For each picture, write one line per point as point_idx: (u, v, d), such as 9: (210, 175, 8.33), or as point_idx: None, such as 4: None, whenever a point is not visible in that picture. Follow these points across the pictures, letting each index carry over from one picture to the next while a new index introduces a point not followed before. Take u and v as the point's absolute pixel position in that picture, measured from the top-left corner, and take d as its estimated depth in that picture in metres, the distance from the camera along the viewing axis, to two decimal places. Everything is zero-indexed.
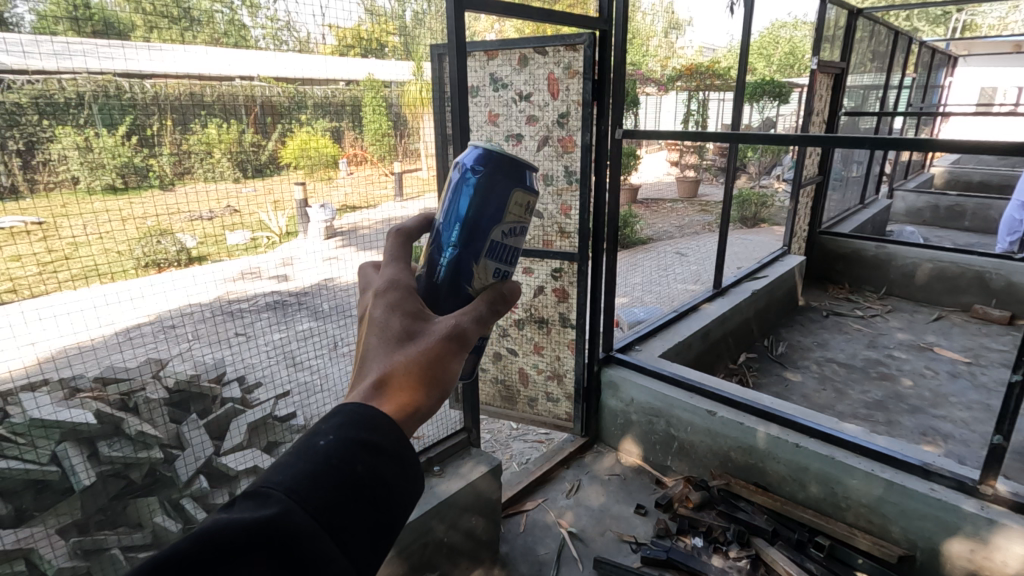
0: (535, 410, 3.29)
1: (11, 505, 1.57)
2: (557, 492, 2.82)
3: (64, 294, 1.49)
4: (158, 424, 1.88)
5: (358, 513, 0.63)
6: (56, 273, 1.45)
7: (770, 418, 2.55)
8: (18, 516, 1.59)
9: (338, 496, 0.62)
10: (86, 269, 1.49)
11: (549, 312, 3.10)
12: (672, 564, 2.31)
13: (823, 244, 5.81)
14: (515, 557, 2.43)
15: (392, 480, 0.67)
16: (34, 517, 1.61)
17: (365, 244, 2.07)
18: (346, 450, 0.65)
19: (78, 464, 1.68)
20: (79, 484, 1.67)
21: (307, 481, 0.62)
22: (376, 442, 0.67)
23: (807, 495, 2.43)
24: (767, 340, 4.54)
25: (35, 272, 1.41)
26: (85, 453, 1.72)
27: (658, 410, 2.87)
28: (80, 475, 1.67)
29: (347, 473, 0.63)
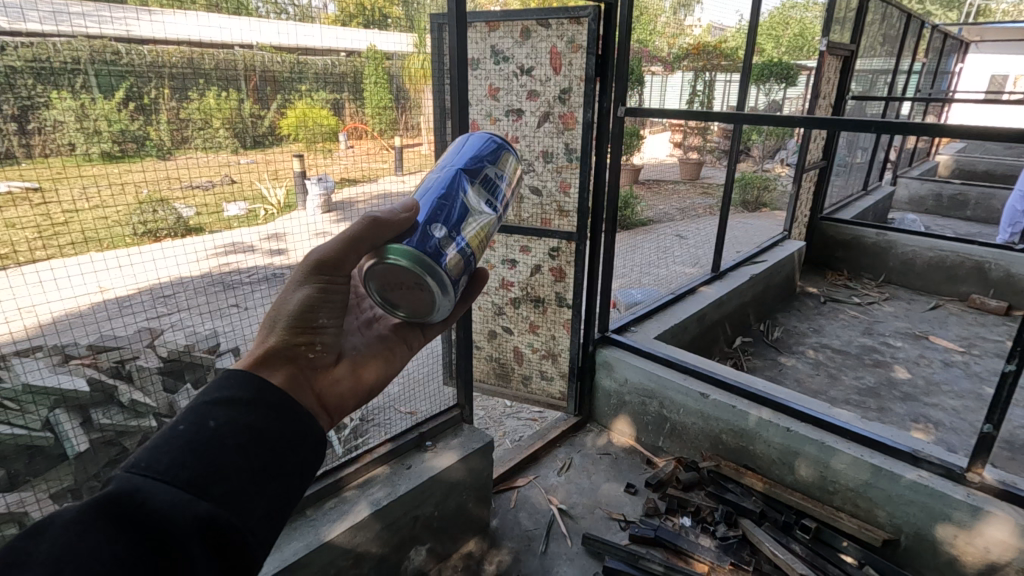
0: (529, 389, 3.29)
1: (4, 470, 1.56)
2: (549, 469, 2.84)
3: (58, 262, 1.43)
4: (150, 392, 1.84)
5: (220, 457, 0.64)
6: (48, 241, 1.40)
7: (761, 401, 2.56)
8: (11, 481, 1.58)
9: (194, 453, 0.63)
10: (77, 237, 1.44)
11: (546, 291, 3.06)
12: (660, 542, 2.34)
13: (824, 230, 5.78)
14: (503, 531, 2.46)
15: (258, 424, 0.70)
16: (26, 482, 1.60)
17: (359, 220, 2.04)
18: (198, 415, 0.67)
19: (72, 430, 1.66)
20: (72, 449, 1.68)
21: (156, 451, 0.63)
22: (233, 395, 0.71)
23: (796, 478, 2.44)
24: (763, 325, 4.53)
25: (28, 237, 1.36)
26: (78, 419, 1.68)
27: (651, 390, 2.86)
28: (73, 441, 1.68)
29: (201, 428, 0.66)
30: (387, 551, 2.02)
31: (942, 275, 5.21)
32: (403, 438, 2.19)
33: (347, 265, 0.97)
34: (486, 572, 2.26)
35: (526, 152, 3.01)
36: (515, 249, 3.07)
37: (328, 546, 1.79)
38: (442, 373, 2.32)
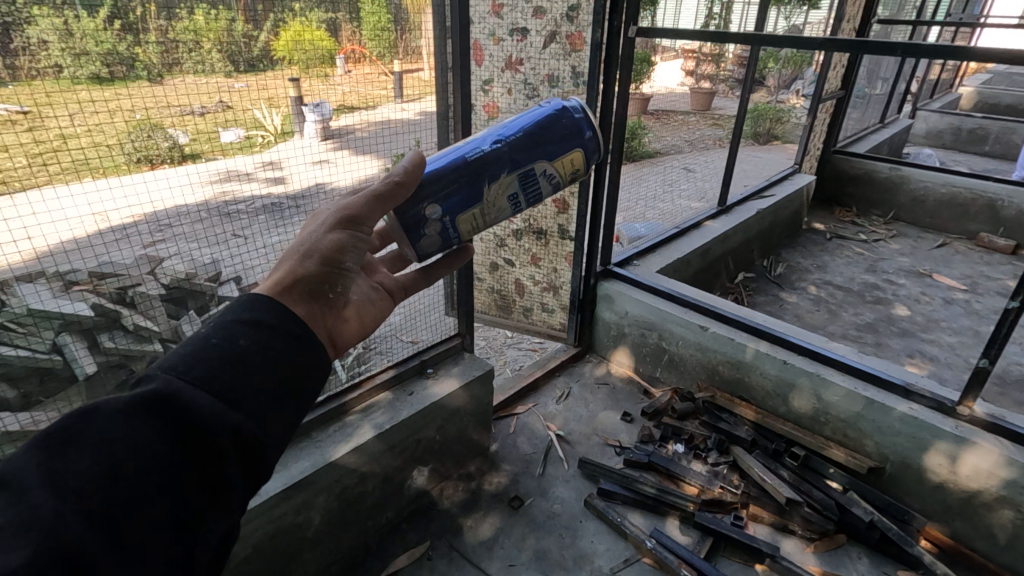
0: (529, 321, 3.30)
1: (18, 390, 1.58)
2: (548, 397, 2.92)
3: (58, 188, 1.40)
4: (153, 317, 1.78)
5: (249, 377, 0.64)
6: (46, 167, 1.37)
7: (760, 335, 2.57)
8: (25, 400, 1.60)
9: (225, 368, 0.63)
10: (76, 164, 1.40)
11: (548, 223, 3.01)
12: (653, 467, 2.44)
13: (836, 165, 5.62)
14: (503, 455, 2.56)
15: (283, 350, 0.69)
16: (40, 402, 1.62)
17: (361, 147, 1.91)
18: (228, 329, 0.66)
19: (78, 352, 1.64)
20: (82, 372, 1.66)
21: (190, 359, 0.63)
22: (259, 315, 0.69)
23: (789, 409, 2.49)
24: (767, 261, 4.50)
25: (25, 163, 1.33)
26: (85, 342, 1.66)
27: (651, 323, 2.89)
28: (82, 365, 1.65)
29: (231, 345, 0.65)
30: (390, 471, 2.10)
31: (953, 212, 5.11)
32: (406, 363, 2.23)
33: (373, 218, 0.95)
34: (486, 492, 2.37)
35: (531, 76, 2.87)
36: None
37: (333, 465, 1.86)
38: (443, 303, 2.31)
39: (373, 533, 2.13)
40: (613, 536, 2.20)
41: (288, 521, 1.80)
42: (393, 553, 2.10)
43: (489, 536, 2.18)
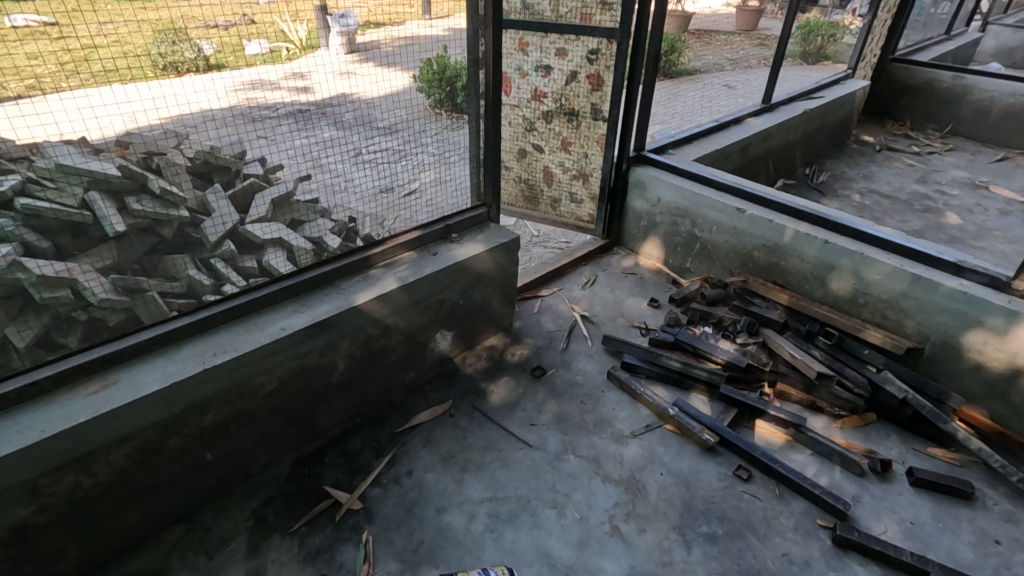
0: (557, 213, 3.18)
1: (51, 242, 1.65)
2: (573, 283, 2.87)
3: (90, 95, 1.34)
4: (180, 185, 1.76)
5: None
6: (76, 71, 1.30)
7: (801, 217, 2.47)
8: (59, 254, 1.66)
9: None
10: (106, 70, 1.34)
11: (581, 103, 2.83)
12: (679, 346, 2.38)
13: (893, 74, 5.20)
14: (526, 331, 2.54)
15: None
16: (73, 256, 1.67)
17: (384, 61, 1.76)
18: None
19: (108, 211, 1.71)
20: (111, 229, 1.71)
21: None
22: None
23: (826, 292, 2.40)
24: (809, 169, 4.26)
25: (55, 67, 1.28)
26: (113, 204, 1.71)
27: (684, 210, 2.78)
28: (113, 221, 1.71)
29: None
30: (413, 329, 2.10)
31: (1019, 125, 4.73)
32: (430, 227, 2.21)
33: None
34: (508, 362, 2.37)
35: None
36: (551, 54, 2.79)
37: (355, 312, 1.87)
38: (468, 166, 2.23)
39: (396, 391, 2.16)
40: (635, 405, 2.19)
41: (312, 361, 1.83)
42: (415, 409, 2.13)
43: (511, 400, 2.19)
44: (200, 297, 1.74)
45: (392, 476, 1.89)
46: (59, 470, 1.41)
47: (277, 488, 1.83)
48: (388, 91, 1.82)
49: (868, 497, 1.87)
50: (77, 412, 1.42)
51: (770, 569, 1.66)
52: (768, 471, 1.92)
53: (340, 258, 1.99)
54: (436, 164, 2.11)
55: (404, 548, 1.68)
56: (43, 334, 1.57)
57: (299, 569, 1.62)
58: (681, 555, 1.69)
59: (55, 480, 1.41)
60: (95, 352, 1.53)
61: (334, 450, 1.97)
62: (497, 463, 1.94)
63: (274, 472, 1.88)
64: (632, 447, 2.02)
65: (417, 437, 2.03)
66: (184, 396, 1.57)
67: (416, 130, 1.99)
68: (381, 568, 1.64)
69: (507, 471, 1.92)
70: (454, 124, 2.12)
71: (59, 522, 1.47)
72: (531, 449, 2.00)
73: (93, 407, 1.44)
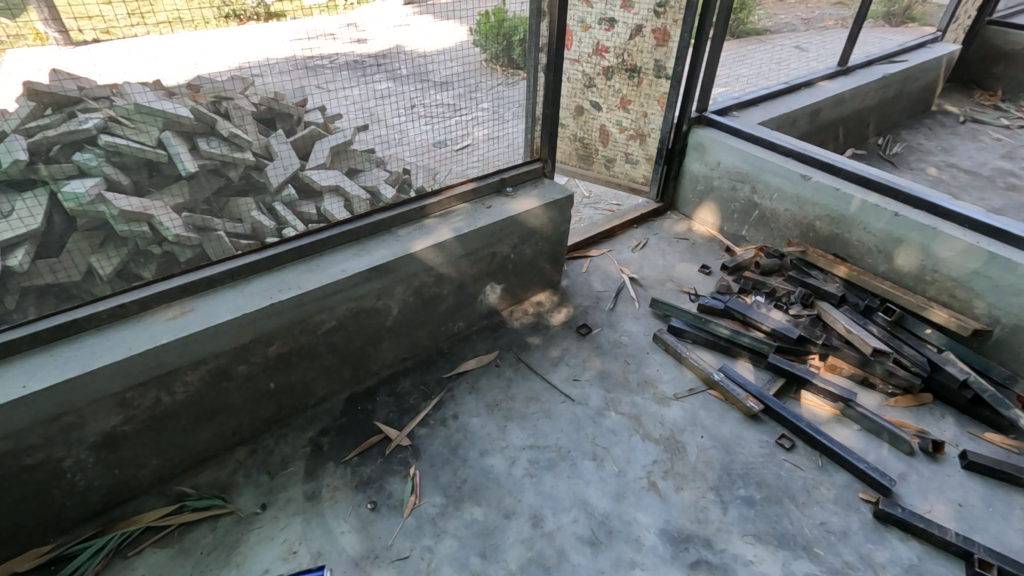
0: (611, 173, 3.12)
1: (129, 179, 1.49)
2: (623, 245, 2.85)
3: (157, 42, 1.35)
4: (247, 130, 1.61)
5: None
6: (144, 17, 1.32)
7: (871, 187, 2.36)
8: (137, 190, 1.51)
9: None
10: (172, 16, 1.35)
11: (644, 60, 2.72)
12: (728, 313, 2.35)
13: (987, 38, 4.77)
14: (573, 290, 2.55)
15: None
16: (151, 194, 1.52)
17: (442, 14, 1.77)
18: None
19: (182, 151, 1.52)
20: (184, 170, 1.54)
21: None
22: None
23: (891, 267, 2.31)
24: (882, 140, 4.01)
25: (125, 13, 1.29)
26: (185, 145, 1.52)
27: (745, 175, 2.69)
28: (186, 162, 1.53)
29: None
30: (463, 280, 2.15)
31: None
32: (486, 179, 2.23)
33: None
34: (554, 319, 2.39)
35: None
36: (616, 6, 2.69)
37: (411, 259, 1.93)
38: (525, 120, 2.22)
39: (444, 338, 2.23)
40: (680, 369, 2.19)
41: (369, 303, 1.91)
42: (463, 357, 2.20)
43: (555, 355, 2.23)
44: (262, 239, 1.77)
45: (439, 418, 1.98)
46: (143, 386, 1.54)
47: (332, 421, 1.95)
48: (442, 44, 1.82)
49: (915, 475, 1.84)
50: (159, 334, 1.55)
51: (806, 536, 1.67)
52: (812, 442, 1.91)
53: (398, 206, 2.04)
54: (488, 120, 2.11)
55: (448, 484, 1.78)
56: (122, 266, 1.56)
57: (351, 494, 1.74)
58: (717, 515, 1.72)
59: (139, 394, 1.55)
60: (173, 282, 1.65)
61: (385, 389, 2.07)
62: (539, 414, 2.00)
63: (330, 406, 2.00)
64: (674, 409, 2.04)
65: (463, 384, 2.10)
66: (252, 328, 1.67)
67: (470, 85, 1.99)
68: (426, 500, 1.73)
69: (549, 422, 1.97)
70: (509, 81, 2.09)
71: (142, 433, 1.62)
72: (573, 403, 2.04)
73: (173, 331, 1.56)
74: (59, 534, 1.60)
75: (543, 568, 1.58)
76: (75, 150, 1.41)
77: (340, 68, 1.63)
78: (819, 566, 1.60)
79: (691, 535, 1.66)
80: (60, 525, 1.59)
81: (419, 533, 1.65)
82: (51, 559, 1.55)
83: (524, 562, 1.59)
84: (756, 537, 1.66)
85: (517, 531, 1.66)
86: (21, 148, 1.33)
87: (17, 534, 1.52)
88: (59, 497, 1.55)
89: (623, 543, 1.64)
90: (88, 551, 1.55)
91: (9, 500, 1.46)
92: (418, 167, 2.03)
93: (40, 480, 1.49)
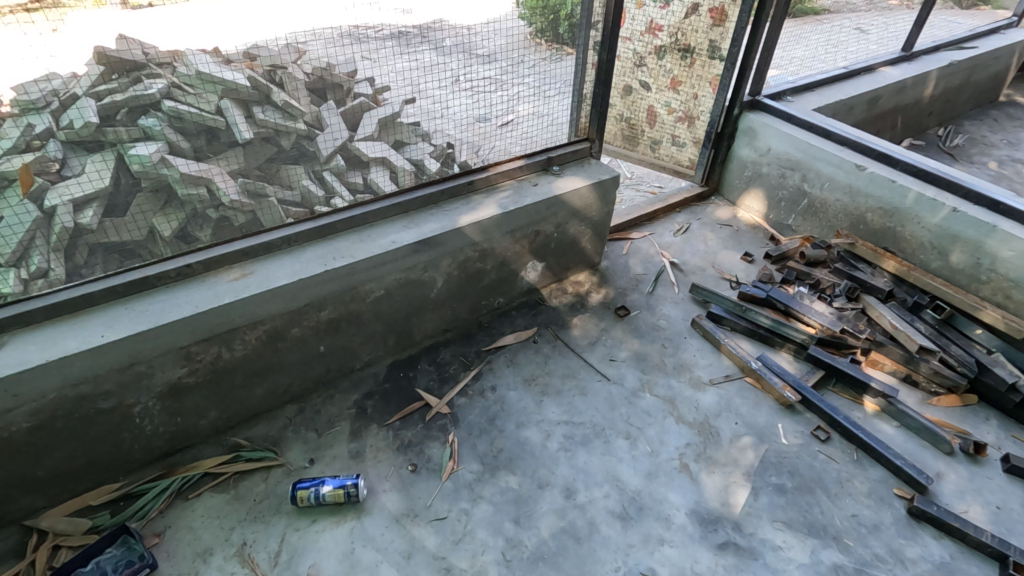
0: (656, 155, 3.09)
1: (188, 143, 1.48)
2: (664, 229, 2.83)
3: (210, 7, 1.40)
4: (299, 99, 1.59)
5: None
6: None
7: (930, 180, 2.29)
8: (196, 155, 1.50)
9: None
10: None
11: (698, 39, 2.65)
12: (770, 303, 2.33)
13: None
14: (612, 271, 2.56)
15: None
16: (208, 158, 1.52)
17: None
18: None
19: (239, 118, 1.51)
20: (241, 137, 1.53)
21: None
22: None
23: (944, 265, 2.26)
24: (943, 130, 3.84)
25: None
26: (243, 113, 1.52)
27: (796, 162, 2.63)
28: (242, 129, 1.53)
29: None
30: (506, 256, 2.19)
31: None
32: (533, 158, 2.25)
33: None
34: (592, 299, 2.42)
35: None
36: None
37: (458, 233, 1.98)
38: (574, 99, 2.22)
39: (485, 313, 2.29)
40: (717, 355, 2.20)
41: (416, 275, 1.97)
42: (502, 332, 2.25)
43: (593, 334, 2.26)
44: (311, 207, 1.82)
45: (477, 389, 2.04)
46: (206, 342, 1.64)
47: (376, 385, 2.03)
48: (486, 17, 1.83)
49: (953, 475, 1.82)
50: (223, 294, 1.64)
51: (836, 526, 1.68)
52: (849, 436, 1.90)
53: (445, 181, 2.08)
54: (531, 96, 2.10)
55: (485, 453, 1.84)
56: (180, 228, 1.61)
57: (393, 456, 1.83)
58: (747, 500, 1.74)
59: (203, 349, 1.65)
60: (236, 245, 1.73)
61: (427, 358, 2.14)
62: (575, 391, 2.04)
63: (374, 371, 2.08)
64: (709, 394, 2.05)
65: (501, 358, 2.15)
66: (307, 292, 1.75)
67: (514, 60, 1.98)
68: (463, 466, 1.81)
69: (584, 399, 2.01)
70: (554, 57, 2.06)
71: (203, 386, 1.72)
72: (608, 382, 2.08)
73: (234, 292, 1.64)
74: (127, 474, 1.72)
75: (574, 537, 1.64)
76: (141, 115, 1.41)
77: (386, 38, 1.66)
78: (848, 557, 1.62)
79: (720, 518, 1.70)
80: (128, 465, 1.71)
81: (456, 497, 1.73)
82: (120, 495, 1.68)
83: (556, 531, 1.65)
84: (786, 524, 1.69)
85: (550, 501, 1.72)
86: (92, 109, 1.34)
87: (91, 471, 1.65)
88: (128, 440, 1.67)
89: (653, 520, 1.68)
90: (153, 490, 1.68)
91: (86, 439, 1.59)
92: (461, 142, 2.03)
93: (112, 423, 1.61)
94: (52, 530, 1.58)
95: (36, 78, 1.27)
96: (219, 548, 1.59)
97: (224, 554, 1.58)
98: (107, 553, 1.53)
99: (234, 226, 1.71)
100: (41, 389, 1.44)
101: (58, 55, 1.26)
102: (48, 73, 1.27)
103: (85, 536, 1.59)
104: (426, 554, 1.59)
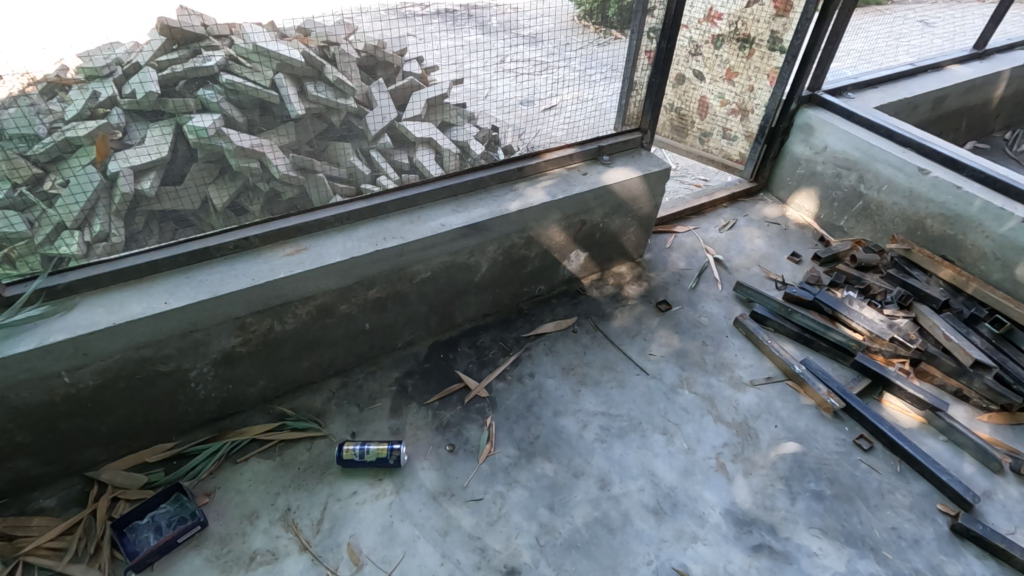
0: (704, 147, 2.97)
1: (243, 117, 1.48)
2: (710, 224, 2.78)
3: None
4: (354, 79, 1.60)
5: None
6: None
7: (997, 189, 2.20)
8: (251, 129, 1.51)
9: None
10: None
11: (758, 30, 2.54)
12: (817, 306, 2.28)
13: None
14: (655, 264, 2.54)
15: None
16: (262, 132, 1.53)
17: None
18: None
19: (291, 94, 1.52)
20: (293, 113, 1.54)
21: None
22: None
23: (1006, 277, 2.18)
24: (1010, 134, 3.65)
25: None
26: (296, 88, 1.52)
27: (853, 162, 2.54)
28: (294, 105, 1.53)
29: None
30: (550, 243, 2.18)
31: None
32: (583, 147, 2.23)
33: None
34: (633, 292, 2.40)
35: None
36: None
37: (507, 219, 1.98)
38: (626, 87, 2.18)
39: (525, 299, 2.29)
40: (759, 356, 2.17)
41: (462, 259, 1.98)
42: (541, 319, 2.26)
43: (632, 327, 2.25)
44: (357, 184, 1.82)
45: (516, 375, 2.06)
46: (260, 314, 1.69)
47: (417, 364, 2.07)
48: None
49: (1001, 495, 1.77)
50: (278, 268, 1.68)
51: (875, 537, 1.66)
52: (893, 447, 1.86)
53: (495, 166, 2.08)
54: (578, 82, 2.05)
55: (521, 438, 1.87)
56: (233, 199, 1.64)
57: (432, 435, 1.86)
58: (784, 504, 1.73)
59: (256, 321, 1.70)
60: (291, 220, 1.77)
61: (467, 341, 2.16)
62: (613, 383, 2.04)
63: (414, 350, 2.11)
64: (749, 395, 2.03)
65: (540, 345, 2.16)
66: (357, 271, 1.78)
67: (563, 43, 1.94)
68: (500, 450, 1.83)
69: (621, 392, 2.01)
70: (602, 41, 2.00)
71: (254, 355, 1.78)
72: (647, 376, 2.07)
73: (289, 267, 1.69)
74: (180, 435, 1.80)
75: (607, 528, 1.65)
76: (199, 86, 1.42)
77: (431, 16, 1.64)
78: (885, 568, 1.60)
79: (756, 520, 1.69)
80: (181, 426, 1.79)
81: (493, 479, 1.76)
82: (173, 454, 1.75)
83: (590, 520, 1.67)
84: (823, 531, 1.67)
85: (584, 490, 1.74)
86: (154, 80, 1.37)
87: (146, 429, 1.73)
88: (183, 403, 1.74)
89: (686, 517, 1.69)
90: (205, 453, 1.74)
91: (144, 399, 1.66)
92: (506, 126, 2.01)
93: (169, 386, 1.68)
94: (111, 483, 1.66)
95: (99, 47, 1.28)
96: (265, 512, 1.65)
97: (270, 517, 1.64)
98: (161, 508, 1.62)
99: (285, 200, 1.73)
100: (107, 349, 1.51)
101: (121, 26, 1.29)
102: (110, 43, 1.29)
103: (141, 491, 1.67)
104: (462, 532, 1.63)
